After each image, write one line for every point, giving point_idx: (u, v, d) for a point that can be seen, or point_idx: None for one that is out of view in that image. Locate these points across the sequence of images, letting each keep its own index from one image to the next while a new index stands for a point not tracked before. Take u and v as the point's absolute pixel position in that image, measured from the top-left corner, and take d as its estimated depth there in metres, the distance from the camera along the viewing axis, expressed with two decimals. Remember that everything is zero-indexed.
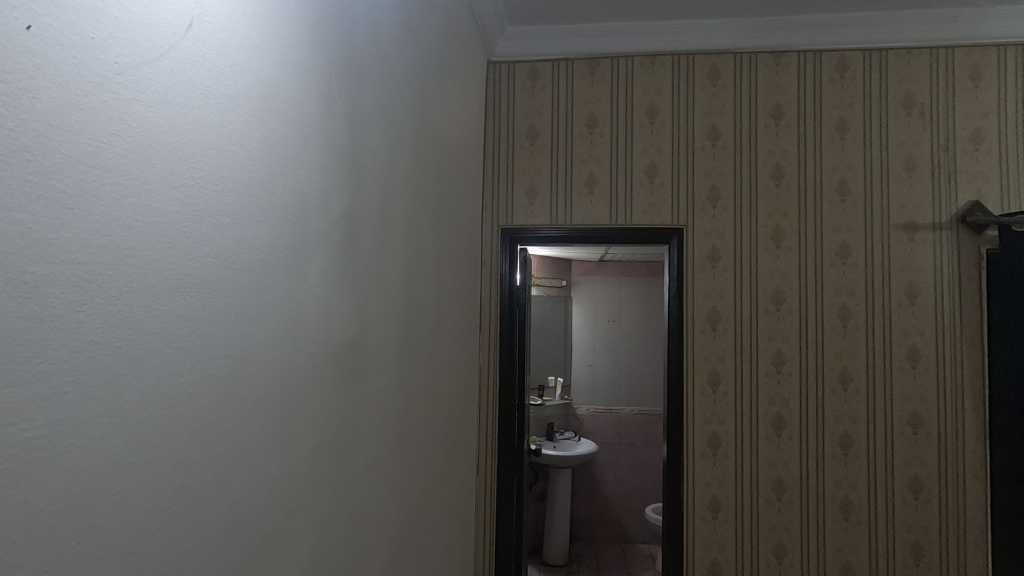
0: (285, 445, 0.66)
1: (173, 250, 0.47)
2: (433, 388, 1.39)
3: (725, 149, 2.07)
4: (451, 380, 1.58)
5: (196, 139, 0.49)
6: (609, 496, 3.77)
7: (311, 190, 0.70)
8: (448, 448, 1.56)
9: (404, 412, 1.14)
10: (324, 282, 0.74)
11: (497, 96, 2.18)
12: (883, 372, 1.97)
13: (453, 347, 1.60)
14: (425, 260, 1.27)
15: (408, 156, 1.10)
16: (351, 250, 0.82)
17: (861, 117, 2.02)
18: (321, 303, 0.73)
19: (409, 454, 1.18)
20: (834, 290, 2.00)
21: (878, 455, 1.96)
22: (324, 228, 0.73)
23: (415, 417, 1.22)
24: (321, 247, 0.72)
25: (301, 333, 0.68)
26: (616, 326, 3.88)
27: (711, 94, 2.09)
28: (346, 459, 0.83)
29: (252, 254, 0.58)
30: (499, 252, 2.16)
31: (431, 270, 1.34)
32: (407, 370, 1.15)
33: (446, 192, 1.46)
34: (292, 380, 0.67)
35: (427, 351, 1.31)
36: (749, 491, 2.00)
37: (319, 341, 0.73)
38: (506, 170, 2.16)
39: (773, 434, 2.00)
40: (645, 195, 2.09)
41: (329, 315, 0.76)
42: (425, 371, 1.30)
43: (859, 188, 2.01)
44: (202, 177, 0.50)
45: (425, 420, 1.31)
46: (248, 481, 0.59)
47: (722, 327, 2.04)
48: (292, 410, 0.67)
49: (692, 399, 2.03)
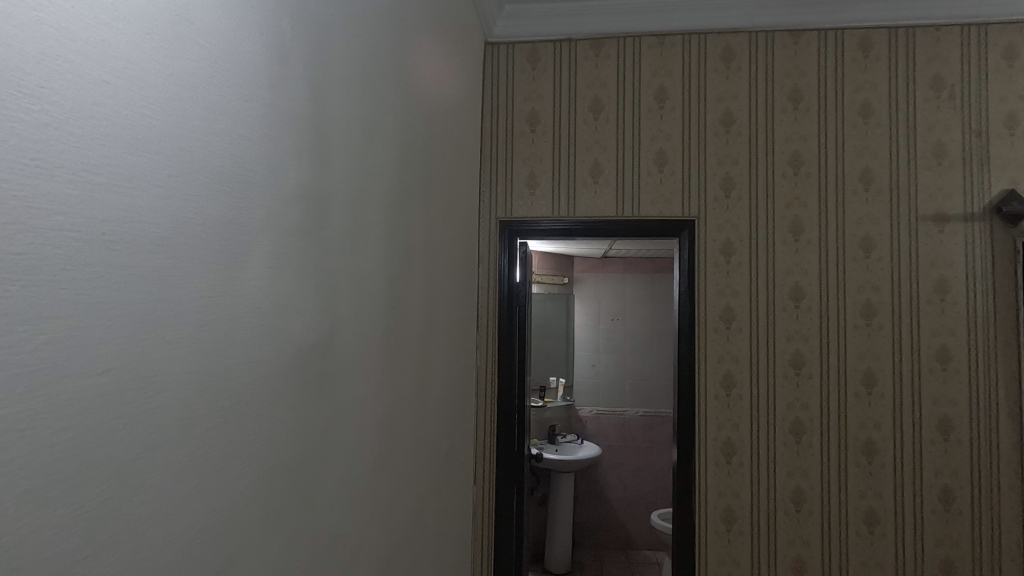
0: (216, 473, 0.53)
1: (10, 211, 0.34)
2: (425, 395, 1.26)
3: (739, 135, 1.93)
4: (445, 386, 1.45)
5: (53, 58, 0.36)
6: (613, 501, 3.64)
7: (254, 158, 0.57)
8: (441, 459, 1.42)
9: (390, 424, 1.02)
10: (277, 273, 0.61)
11: (494, 79, 2.04)
12: (911, 373, 1.83)
13: (448, 349, 1.47)
14: (413, 253, 1.14)
15: (390, 130, 0.96)
16: (317, 236, 0.69)
17: (886, 100, 1.87)
18: (271, 298, 0.60)
19: (397, 471, 1.05)
20: (858, 286, 1.86)
21: (905, 462, 1.82)
22: (276, 205, 0.60)
23: (403, 429, 1.09)
24: (270, 229, 0.59)
25: (240, 335, 0.55)
26: (620, 324, 3.74)
27: (724, 76, 1.95)
28: (310, 484, 0.70)
29: (154, 233, 0.44)
30: (497, 247, 2.03)
31: (420, 263, 1.20)
32: (393, 377, 1.02)
33: (437, 177, 1.32)
34: (227, 394, 0.54)
35: (417, 354, 1.18)
36: (766, 502, 1.86)
37: (268, 345, 0.60)
38: (504, 159, 2.02)
39: (792, 440, 1.87)
40: (653, 185, 1.95)
41: (285, 313, 0.63)
42: (415, 377, 1.17)
43: (885, 176, 1.86)
44: (64, 113, 0.37)
45: (415, 430, 1.18)
46: (159, 522, 0.46)
47: (736, 326, 1.90)
48: (225, 430, 0.54)
49: (704, 403, 1.89)
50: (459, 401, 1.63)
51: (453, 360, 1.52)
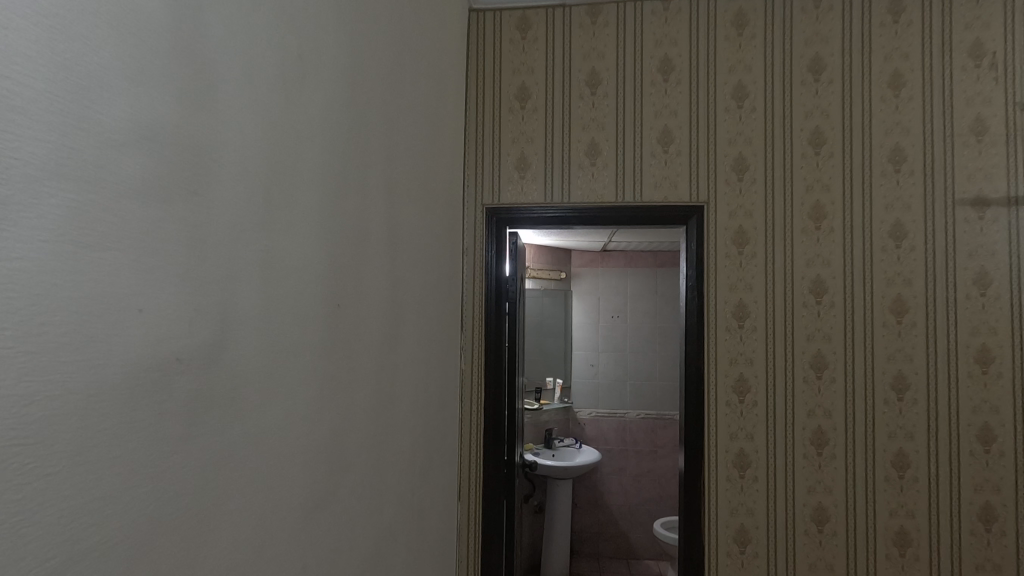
0: (14, 562, 0.32)
1: None
2: (394, 410, 1.06)
3: (753, 111, 1.72)
4: (422, 394, 1.25)
5: None
6: (613, 508, 3.46)
7: (37, 50, 0.34)
8: (417, 481, 1.22)
9: (342, 451, 0.82)
10: (126, 253, 0.40)
11: (480, 50, 1.84)
12: (947, 377, 1.63)
13: (426, 353, 1.27)
14: (370, 240, 0.94)
15: (323, 77, 0.75)
16: (200, 204, 0.49)
17: (919, 70, 1.66)
18: (121, 284, 0.40)
19: (352, 506, 0.85)
20: (887, 279, 1.65)
21: (940, 477, 1.62)
22: (115, 148, 0.39)
23: (361, 453, 0.90)
24: (114, 177, 0.39)
25: (52, 337, 0.34)
26: (620, 322, 3.54)
27: (736, 45, 1.74)
28: (206, 550, 0.50)
29: None
30: (484, 238, 1.83)
31: (381, 249, 0.99)
32: (343, 391, 0.82)
33: (404, 151, 1.12)
34: (25, 444, 0.33)
35: (381, 360, 0.99)
36: (785, 522, 1.67)
37: (121, 354, 0.40)
38: (490, 139, 1.82)
39: (813, 452, 1.67)
40: (657, 167, 1.75)
41: (149, 307, 0.42)
42: (378, 391, 0.98)
43: (918, 156, 1.66)
44: None
45: (379, 453, 0.98)
46: None
47: (750, 325, 1.70)
48: (34, 484, 0.33)
49: (715, 410, 1.70)
50: (442, 411, 1.43)
51: (434, 364, 1.33)
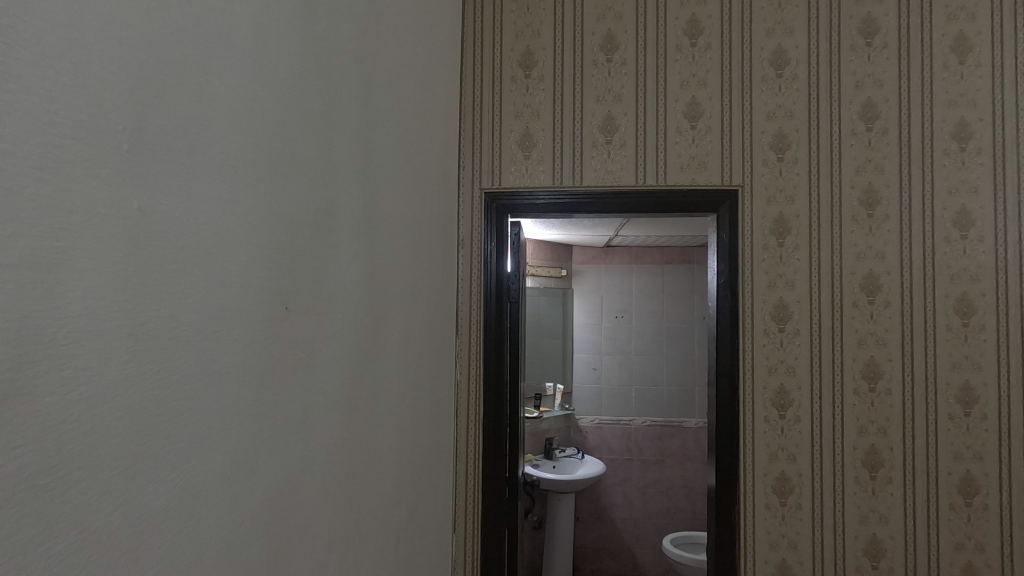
0: None
1: None
2: (416, 433, 0.80)
3: (795, 80, 1.49)
4: (445, 413, 1.00)
5: None
6: (617, 522, 3.24)
7: None
8: (440, 540, 0.98)
9: (353, 508, 0.57)
10: None
11: (479, 11, 1.59)
12: (1021, 389, 1.40)
13: (449, 360, 1.02)
14: (397, 206, 0.67)
15: None
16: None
17: (988, 32, 1.44)
18: None
19: None
20: (951, 275, 1.42)
21: (1013, 505, 1.40)
22: None
23: (378, 504, 0.64)
24: None
25: None
26: (625, 323, 3.31)
27: (775, 2, 1.51)
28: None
29: None
30: (483, 229, 1.58)
31: (411, 249, 0.74)
32: (355, 422, 0.57)
33: (432, 100, 0.86)
34: None
35: (404, 368, 0.73)
36: (833, 557, 1.44)
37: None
38: (491, 113, 1.58)
39: (866, 476, 1.44)
40: (684, 145, 1.51)
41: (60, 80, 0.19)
42: (398, 409, 0.72)
43: (986, 131, 1.43)
44: None
45: (398, 496, 0.72)
46: None
47: (791, 329, 1.47)
48: None
49: (751, 427, 1.47)
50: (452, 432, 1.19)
51: (452, 372, 1.07)
